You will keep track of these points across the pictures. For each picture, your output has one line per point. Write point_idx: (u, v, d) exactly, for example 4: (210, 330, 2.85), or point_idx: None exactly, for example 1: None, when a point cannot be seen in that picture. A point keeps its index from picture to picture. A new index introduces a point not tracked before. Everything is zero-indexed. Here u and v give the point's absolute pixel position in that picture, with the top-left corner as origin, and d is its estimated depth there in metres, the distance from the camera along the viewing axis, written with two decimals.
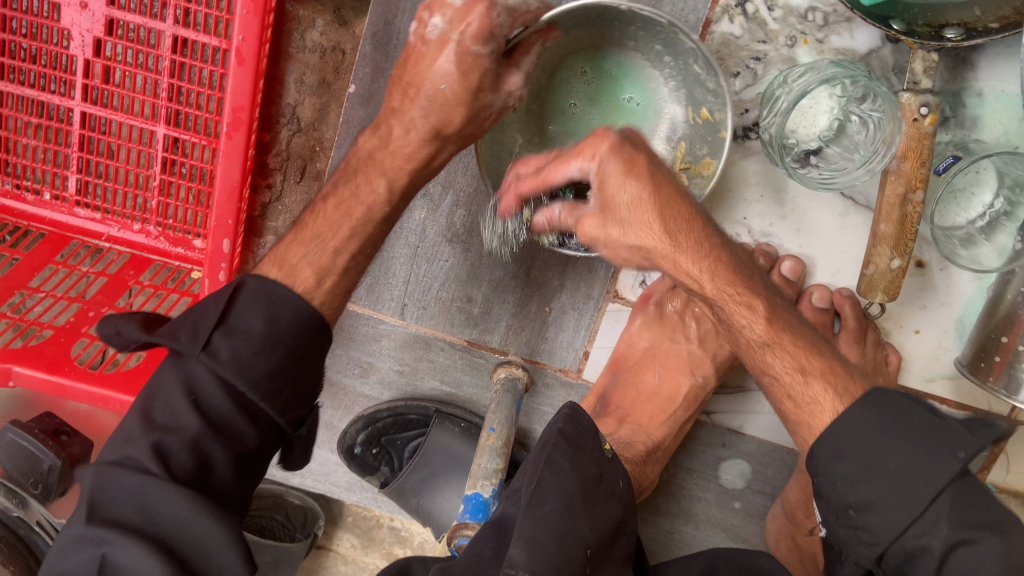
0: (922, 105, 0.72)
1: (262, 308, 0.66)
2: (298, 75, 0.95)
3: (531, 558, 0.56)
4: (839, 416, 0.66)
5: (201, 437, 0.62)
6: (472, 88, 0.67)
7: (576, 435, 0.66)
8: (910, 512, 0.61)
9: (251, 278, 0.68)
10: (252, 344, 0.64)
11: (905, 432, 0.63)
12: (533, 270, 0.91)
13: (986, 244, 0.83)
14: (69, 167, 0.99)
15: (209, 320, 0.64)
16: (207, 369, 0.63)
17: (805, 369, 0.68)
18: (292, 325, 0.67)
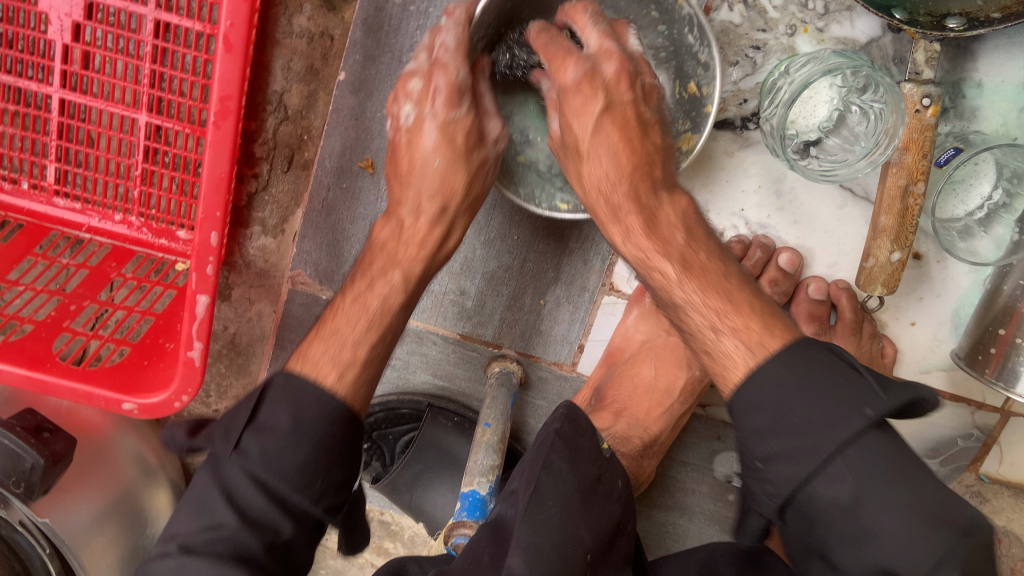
0: (924, 96, 0.71)
1: (289, 406, 0.61)
2: (285, 61, 0.92)
3: (530, 567, 0.54)
4: (753, 370, 0.58)
5: (236, 537, 0.57)
6: (460, 151, 0.69)
7: (574, 435, 0.63)
8: (811, 466, 0.54)
9: (276, 375, 0.63)
10: (280, 441, 0.59)
11: (815, 381, 0.55)
12: (527, 262, 0.89)
13: (984, 235, 0.82)
14: (48, 156, 0.96)
15: (240, 420, 0.61)
16: (238, 467, 0.60)
17: (718, 327, 0.61)
18: (321, 420, 0.61)
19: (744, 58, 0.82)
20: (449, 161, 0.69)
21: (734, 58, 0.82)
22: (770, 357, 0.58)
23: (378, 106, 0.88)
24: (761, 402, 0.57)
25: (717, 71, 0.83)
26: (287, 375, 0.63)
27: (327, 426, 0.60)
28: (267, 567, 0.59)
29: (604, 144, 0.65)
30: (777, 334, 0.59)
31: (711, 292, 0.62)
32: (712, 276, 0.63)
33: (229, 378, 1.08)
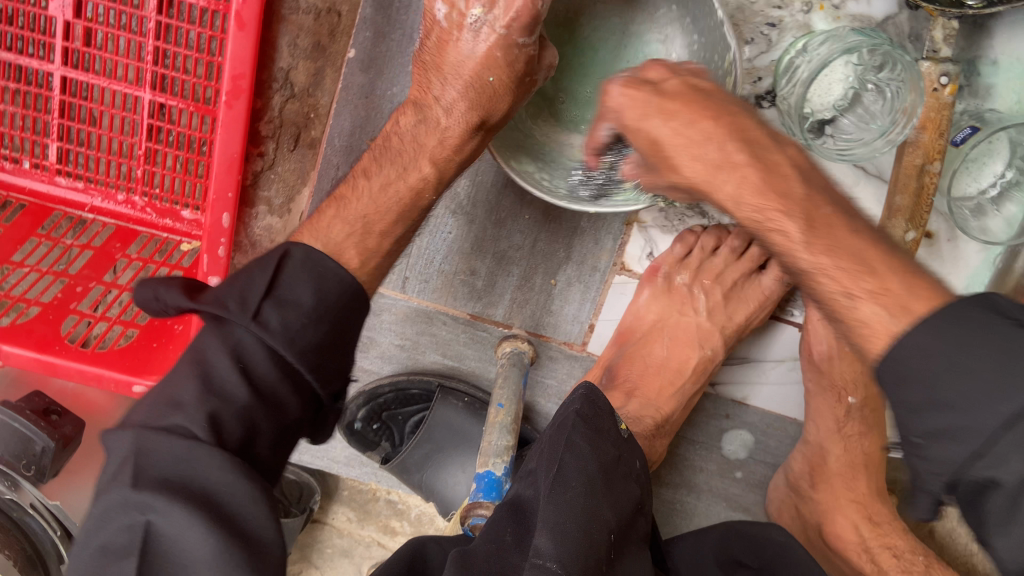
0: (942, 74, 0.74)
1: (311, 280, 0.63)
2: (292, 37, 0.91)
3: (559, 548, 0.54)
4: (904, 335, 0.50)
5: (249, 409, 0.57)
6: (517, 76, 0.68)
7: (594, 416, 0.64)
8: (972, 444, 0.45)
9: (296, 248, 0.64)
10: (302, 316, 0.60)
11: (971, 347, 0.46)
12: (539, 242, 0.89)
13: (996, 214, 0.82)
14: (49, 135, 0.95)
15: (257, 287, 0.60)
16: (254, 338, 0.59)
17: (852, 291, 0.54)
18: (340, 296, 0.64)
19: (759, 35, 0.82)
20: (506, 82, 0.68)
21: (749, 35, 0.82)
22: (917, 324, 0.50)
23: (388, 84, 0.87)
24: (915, 370, 0.49)
25: (731, 48, 0.82)
26: (307, 251, 0.65)
27: (343, 303, 0.64)
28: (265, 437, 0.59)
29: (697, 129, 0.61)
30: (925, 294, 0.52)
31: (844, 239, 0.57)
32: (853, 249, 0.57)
33: None
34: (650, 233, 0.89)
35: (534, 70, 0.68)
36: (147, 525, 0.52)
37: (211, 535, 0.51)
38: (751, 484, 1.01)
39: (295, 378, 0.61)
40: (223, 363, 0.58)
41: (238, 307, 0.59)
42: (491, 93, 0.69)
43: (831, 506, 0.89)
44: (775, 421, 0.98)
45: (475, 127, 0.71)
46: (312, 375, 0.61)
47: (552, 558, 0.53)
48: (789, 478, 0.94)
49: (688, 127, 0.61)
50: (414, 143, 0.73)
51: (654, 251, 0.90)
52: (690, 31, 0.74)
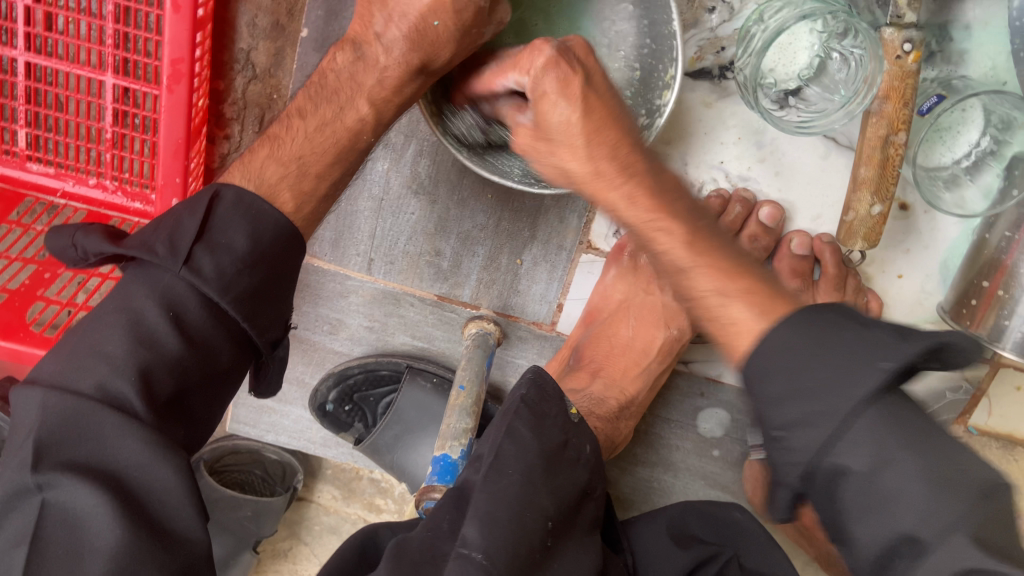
0: (905, 40, 0.68)
1: (245, 223, 0.62)
2: (251, 17, 0.90)
3: (486, 537, 0.54)
4: (768, 336, 0.52)
5: (180, 359, 0.58)
6: (461, 24, 0.63)
7: (539, 401, 0.64)
8: (828, 431, 0.47)
9: (227, 188, 0.63)
10: (235, 260, 0.60)
11: (836, 346, 0.49)
12: (502, 221, 0.87)
13: (971, 185, 0.79)
14: (18, 121, 0.95)
15: (188, 231, 0.60)
16: (187, 285, 0.59)
17: (725, 292, 0.57)
18: (273, 240, 0.64)
19: (721, 3, 0.79)
20: (450, 28, 0.64)
21: (710, 4, 0.79)
22: (780, 322, 0.52)
23: None
24: (777, 366, 0.50)
25: (693, 17, 0.79)
26: (239, 193, 0.63)
27: (277, 245, 0.64)
28: (196, 386, 0.60)
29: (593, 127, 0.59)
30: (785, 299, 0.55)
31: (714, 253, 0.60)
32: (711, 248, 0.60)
33: None
34: None
35: (482, 23, 0.64)
36: (44, 501, 0.51)
37: (117, 521, 0.51)
38: (729, 463, 1.00)
39: (228, 323, 0.62)
40: (154, 312, 0.58)
41: (167, 252, 0.58)
42: (434, 38, 0.65)
43: None
44: (752, 399, 0.96)
45: (414, 70, 0.68)
46: (246, 323, 0.62)
47: (478, 546, 0.53)
48: (763, 456, 0.93)
49: (600, 140, 0.59)
50: (351, 80, 0.69)
51: (621, 231, 0.87)
52: (644, 33, 0.73)
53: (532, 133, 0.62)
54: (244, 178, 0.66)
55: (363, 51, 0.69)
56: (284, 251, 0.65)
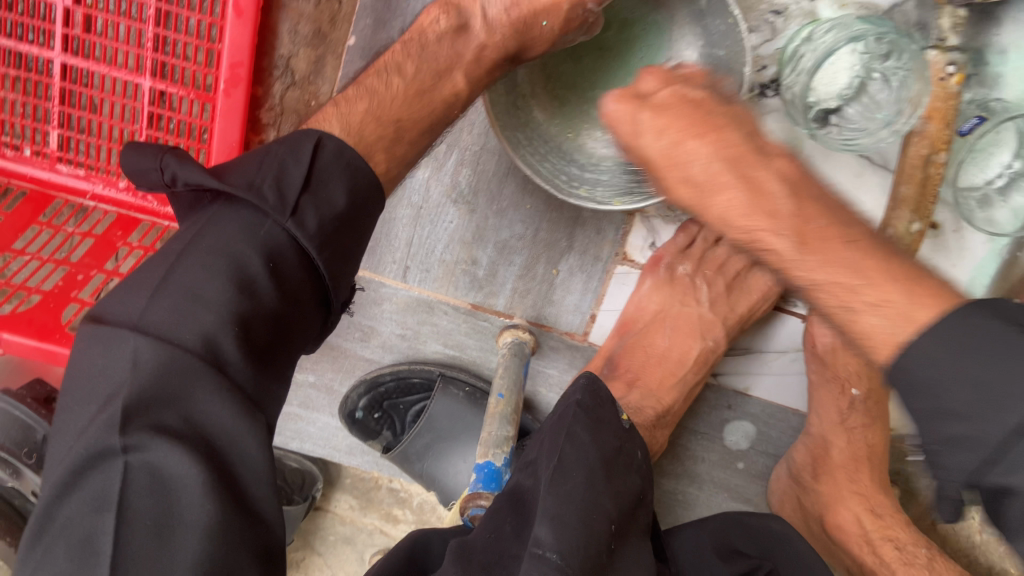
0: (949, 63, 0.74)
1: (345, 178, 0.62)
2: (293, 24, 0.90)
3: (559, 538, 0.53)
4: (908, 347, 0.49)
5: (271, 308, 0.57)
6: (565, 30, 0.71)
7: (594, 406, 0.65)
8: (982, 453, 0.44)
9: (329, 137, 0.63)
10: (336, 217, 0.60)
11: (982, 355, 0.45)
12: (540, 232, 0.88)
13: (1003, 206, 0.80)
14: (50, 122, 0.94)
15: (295, 176, 0.59)
16: (288, 236, 0.58)
17: (881, 305, 0.53)
18: (370, 186, 0.64)
19: (765, 23, 0.80)
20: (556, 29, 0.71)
21: (754, 23, 0.80)
22: (922, 331, 0.49)
23: None
24: (917, 368, 0.48)
25: None
26: (339, 146, 0.63)
27: (370, 199, 0.65)
28: (283, 333, 0.59)
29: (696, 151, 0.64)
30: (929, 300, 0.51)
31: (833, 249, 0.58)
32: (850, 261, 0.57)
33: None
34: (652, 223, 0.89)
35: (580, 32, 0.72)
36: (127, 465, 0.48)
37: (208, 496, 0.49)
38: (753, 475, 1.01)
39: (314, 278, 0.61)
40: (255, 261, 0.56)
41: (278, 200, 0.57)
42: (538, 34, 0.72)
43: (834, 498, 0.89)
44: (779, 412, 0.97)
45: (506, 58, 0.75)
46: (332, 280, 0.61)
47: (551, 546, 0.53)
48: (791, 469, 0.94)
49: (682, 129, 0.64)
50: (451, 51, 0.75)
51: (657, 242, 0.90)
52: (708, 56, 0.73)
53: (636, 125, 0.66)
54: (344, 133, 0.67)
55: (466, 19, 0.75)
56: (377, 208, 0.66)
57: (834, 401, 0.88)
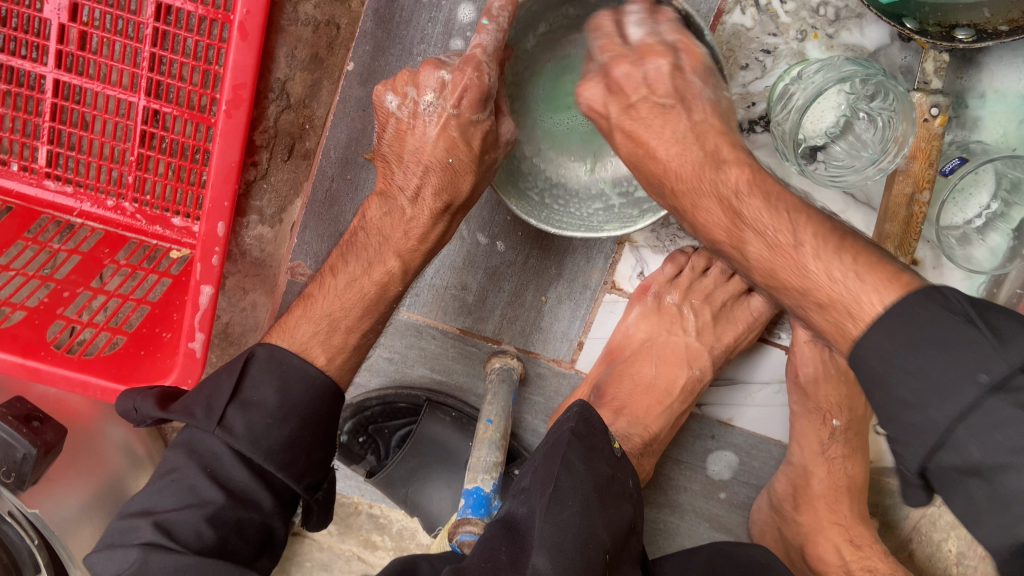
0: (933, 105, 0.73)
1: (275, 379, 0.67)
2: (290, 49, 0.91)
3: (556, 569, 0.56)
4: (879, 307, 0.54)
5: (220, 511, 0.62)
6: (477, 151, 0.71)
7: (589, 434, 0.65)
8: (953, 410, 0.48)
9: (261, 348, 0.69)
10: (266, 415, 0.65)
11: (930, 337, 0.50)
12: (531, 258, 0.90)
13: (981, 244, 0.84)
14: (39, 138, 0.93)
15: (222, 394, 0.65)
16: (224, 443, 0.64)
17: (842, 269, 0.58)
18: (304, 394, 0.68)
19: (754, 61, 0.82)
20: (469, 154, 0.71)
21: (744, 62, 0.82)
22: (880, 318, 0.54)
23: None
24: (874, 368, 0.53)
25: (727, 73, 0.83)
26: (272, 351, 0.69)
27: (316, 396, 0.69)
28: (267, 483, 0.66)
29: (669, 127, 0.69)
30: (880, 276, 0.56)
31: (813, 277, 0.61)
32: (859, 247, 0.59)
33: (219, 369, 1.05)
34: (641, 252, 0.90)
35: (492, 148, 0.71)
36: None
37: None
38: (734, 505, 1.02)
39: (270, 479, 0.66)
40: (202, 479, 0.63)
41: (204, 415, 0.64)
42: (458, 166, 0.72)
43: (814, 529, 0.91)
44: (761, 443, 0.99)
45: (441, 210, 0.75)
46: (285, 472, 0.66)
47: None
48: (772, 500, 0.95)
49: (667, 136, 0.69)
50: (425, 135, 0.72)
51: (645, 271, 0.91)
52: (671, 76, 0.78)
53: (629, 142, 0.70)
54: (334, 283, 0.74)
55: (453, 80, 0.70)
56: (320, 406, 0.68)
57: (815, 432, 0.90)
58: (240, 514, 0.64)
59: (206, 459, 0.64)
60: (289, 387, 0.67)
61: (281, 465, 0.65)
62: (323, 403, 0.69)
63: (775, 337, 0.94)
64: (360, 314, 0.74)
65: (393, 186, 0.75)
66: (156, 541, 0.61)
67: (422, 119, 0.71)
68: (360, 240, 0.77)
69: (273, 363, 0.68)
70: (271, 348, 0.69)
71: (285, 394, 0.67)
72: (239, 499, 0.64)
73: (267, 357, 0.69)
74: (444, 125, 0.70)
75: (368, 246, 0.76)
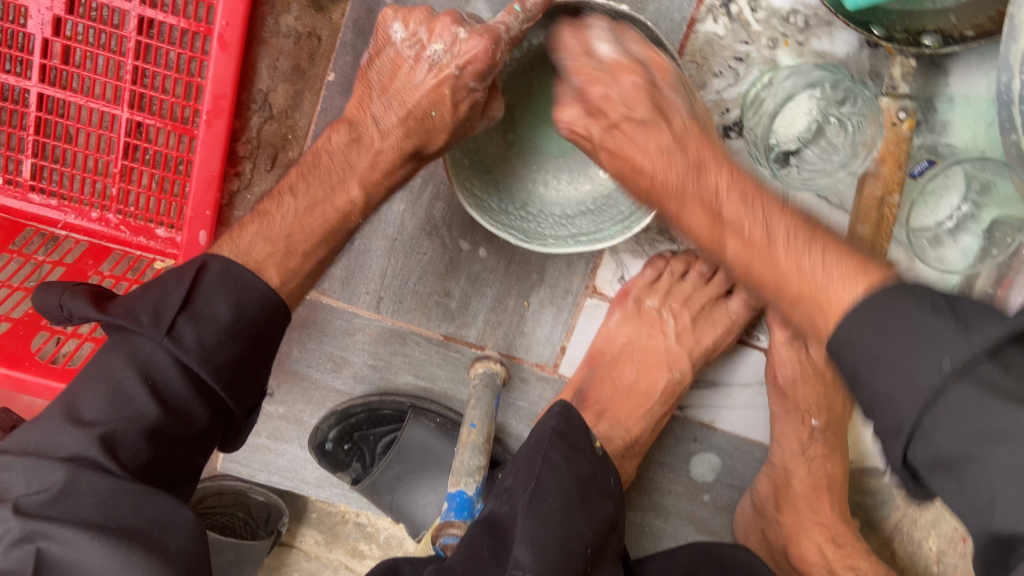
0: (901, 109, 0.75)
1: (229, 294, 0.65)
2: (271, 60, 0.92)
3: (536, 558, 0.58)
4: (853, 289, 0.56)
5: (157, 422, 0.61)
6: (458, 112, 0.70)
7: (570, 433, 0.69)
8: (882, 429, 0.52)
9: (214, 259, 0.66)
10: (217, 332, 0.63)
11: (911, 323, 0.50)
12: (513, 263, 0.91)
13: (952, 244, 0.86)
14: (24, 151, 0.94)
15: (173, 303, 0.62)
16: (166, 353, 0.62)
17: (796, 232, 0.63)
18: (257, 310, 0.67)
19: (727, 69, 0.84)
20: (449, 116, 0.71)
21: (717, 69, 0.84)
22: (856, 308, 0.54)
23: None
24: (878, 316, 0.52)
25: (701, 80, 0.84)
26: (226, 263, 0.66)
27: (262, 312, 0.67)
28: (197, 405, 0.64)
29: (653, 137, 0.68)
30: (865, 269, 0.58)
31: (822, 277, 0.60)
32: (834, 243, 0.62)
33: None
34: (621, 257, 0.92)
35: (476, 115, 0.72)
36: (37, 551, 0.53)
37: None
38: (718, 507, 1.03)
39: (205, 391, 0.65)
40: (135, 381, 0.61)
41: (151, 322, 0.61)
42: (431, 125, 0.72)
43: (796, 529, 0.92)
44: (743, 444, 1.00)
45: (409, 154, 0.74)
46: (222, 390, 0.64)
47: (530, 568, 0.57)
48: (755, 501, 0.97)
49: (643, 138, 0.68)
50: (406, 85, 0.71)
51: (625, 276, 0.92)
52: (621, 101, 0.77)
53: (598, 125, 0.68)
54: (232, 252, 0.69)
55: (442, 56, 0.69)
56: (268, 322, 0.67)
57: (795, 432, 0.92)
58: (174, 424, 0.62)
59: (149, 369, 0.61)
60: (242, 303, 0.66)
61: (225, 384, 0.64)
62: (267, 319, 0.68)
63: (754, 339, 0.96)
64: (320, 242, 0.73)
65: (367, 115, 0.74)
66: (96, 456, 0.57)
67: (421, 64, 0.70)
68: (323, 161, 0.74)
69: (227, 277, 0.66)
70: (225, 261, 0.66)
71: (238, 310, 0.65)
72: (176, 412, 0.62)
73: (220, 270, 0.66)
74: (438, 79, 0.69)
75: (333, 167, 0.74)
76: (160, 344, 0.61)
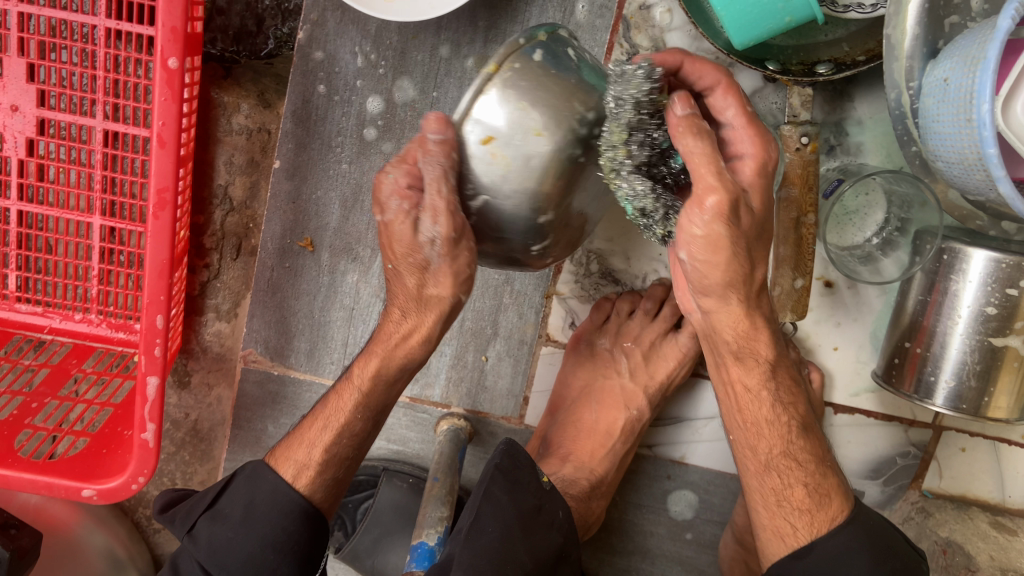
0: (802, 135, 0.79)
1: (245, 497, 0.73)
2: (228, 156, 0.98)
3: None
4: (835, 533, 0.69)
5: None
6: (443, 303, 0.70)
7: (513, 469, 0.73)
8: None
9: (249, 464, 0.76)
10: (227, 529, 0.72)
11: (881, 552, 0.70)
12: (466, 321, 0.96)
13: (885, 259, 0.89)
14: (8, 266, 1.01)
15: (200, 507, 0.74)
16: (191, 555, 0.73)
17: (809, 507, 0.70)
18: (271, 511, 0.72)
19: None
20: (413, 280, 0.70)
21: None
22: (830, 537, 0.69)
23: (313, 188, 0.93)
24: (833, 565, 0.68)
25: None
26: (257, 464, 0.76)
27: (280, 512, 0.72)
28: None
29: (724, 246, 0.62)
30: (832, 515, 0.70)
31: (755, 401, 0.70)
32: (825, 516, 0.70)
33: (193, 466, 1.10)
34: (569, 304, 0.96)
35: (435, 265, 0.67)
36: None
37: None
38: (703, 545, 1.03)
39: None
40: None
41: (182, 523, 0.75)
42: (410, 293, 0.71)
43: None
44: (717, 478, 1.00)
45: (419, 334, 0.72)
46: None
47: None
48: (737, 534, 0.96)
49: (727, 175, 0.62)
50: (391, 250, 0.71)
51: (576, 321, 0.96)
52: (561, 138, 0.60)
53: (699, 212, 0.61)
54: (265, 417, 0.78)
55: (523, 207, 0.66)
56: (285, 524, 0.72)
57: None
58: None
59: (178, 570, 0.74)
60: (255, 502, 0.73)
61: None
62: (294, 524, 0.72)
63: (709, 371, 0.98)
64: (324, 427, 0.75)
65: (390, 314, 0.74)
66: None
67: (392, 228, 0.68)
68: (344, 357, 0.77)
69: (252, 479, 0.74)
70: (255, 464, 0.76)
71: (252, 508, 0.73)
72: None
73: (253, 472, 0.75)
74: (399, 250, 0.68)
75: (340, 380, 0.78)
76: (185, 544, 0.74)
